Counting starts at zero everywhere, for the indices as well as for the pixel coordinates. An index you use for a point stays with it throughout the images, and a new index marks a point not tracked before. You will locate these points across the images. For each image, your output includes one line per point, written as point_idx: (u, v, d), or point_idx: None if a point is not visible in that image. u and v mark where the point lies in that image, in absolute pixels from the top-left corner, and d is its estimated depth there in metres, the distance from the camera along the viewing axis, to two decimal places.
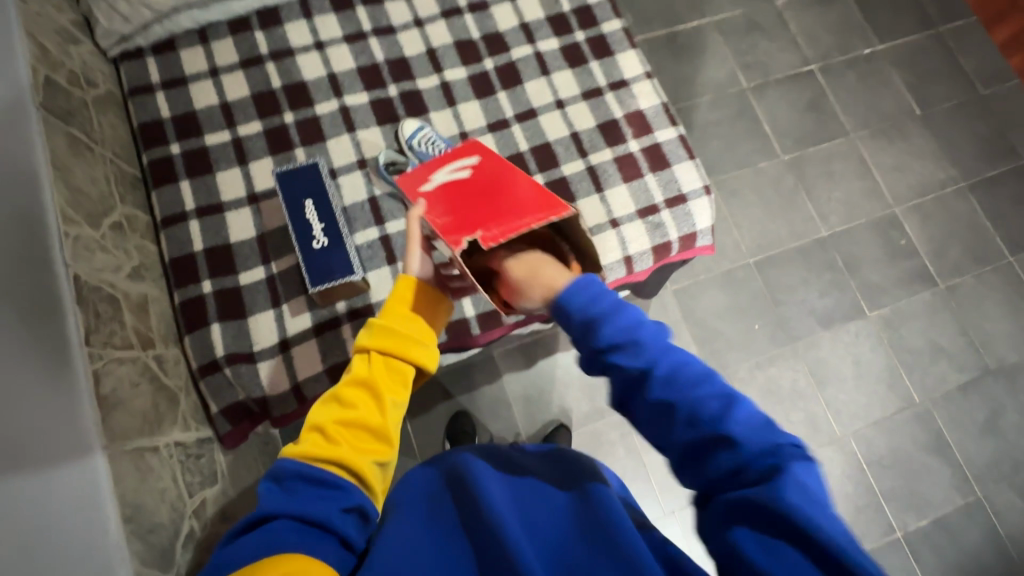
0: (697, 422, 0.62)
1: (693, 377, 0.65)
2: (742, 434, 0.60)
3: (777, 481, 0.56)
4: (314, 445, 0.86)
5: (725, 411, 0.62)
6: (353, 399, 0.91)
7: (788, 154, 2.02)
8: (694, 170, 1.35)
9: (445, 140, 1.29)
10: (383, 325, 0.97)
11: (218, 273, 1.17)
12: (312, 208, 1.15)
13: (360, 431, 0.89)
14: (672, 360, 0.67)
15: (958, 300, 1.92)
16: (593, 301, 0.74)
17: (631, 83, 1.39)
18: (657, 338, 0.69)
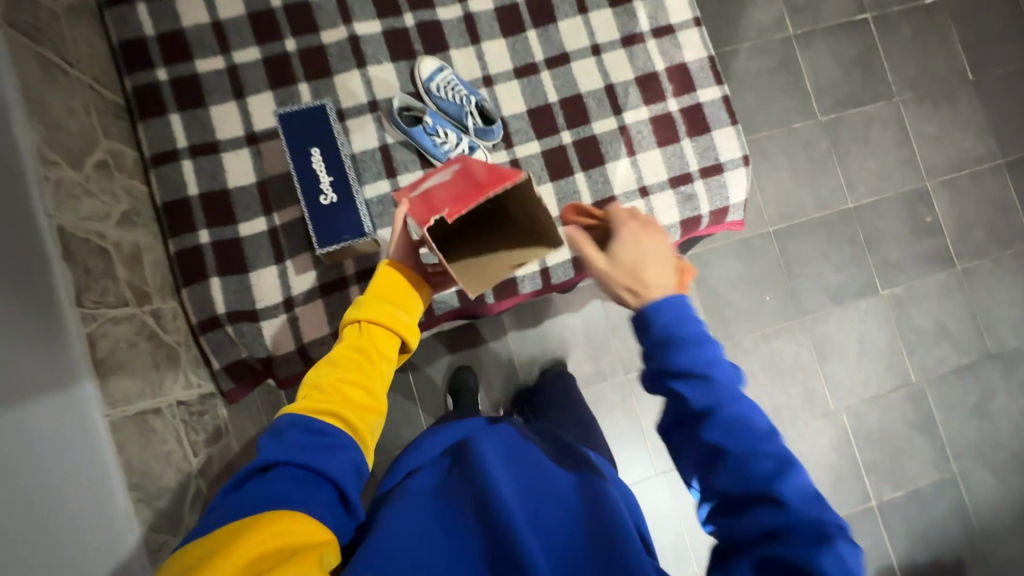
0: (749, 481, 0.64)
1: (756, 435, 0.66)
2: (792, 500, 0.62)
3: (817, 557, 0.58)
4: (313, 401, 0.78)
5: (781, 479, 0.63)
6: (351, 359, 0.83)
7: (825, 116, 1.88)
8: (735, 138, 1.23)
9: (467, 85, 1.15)
10: (373, 296, 0.89)
11: (216, 222, 1.08)
12: (318, 157, 1.04)
13: (358, 391, 0.81)
14: (738, 409, 0.68)
15: (972, 283, 1.89)
16: (682, 325, 0.73)
17: (677, 29, 1.24)
18: (727, 385, 0.70)
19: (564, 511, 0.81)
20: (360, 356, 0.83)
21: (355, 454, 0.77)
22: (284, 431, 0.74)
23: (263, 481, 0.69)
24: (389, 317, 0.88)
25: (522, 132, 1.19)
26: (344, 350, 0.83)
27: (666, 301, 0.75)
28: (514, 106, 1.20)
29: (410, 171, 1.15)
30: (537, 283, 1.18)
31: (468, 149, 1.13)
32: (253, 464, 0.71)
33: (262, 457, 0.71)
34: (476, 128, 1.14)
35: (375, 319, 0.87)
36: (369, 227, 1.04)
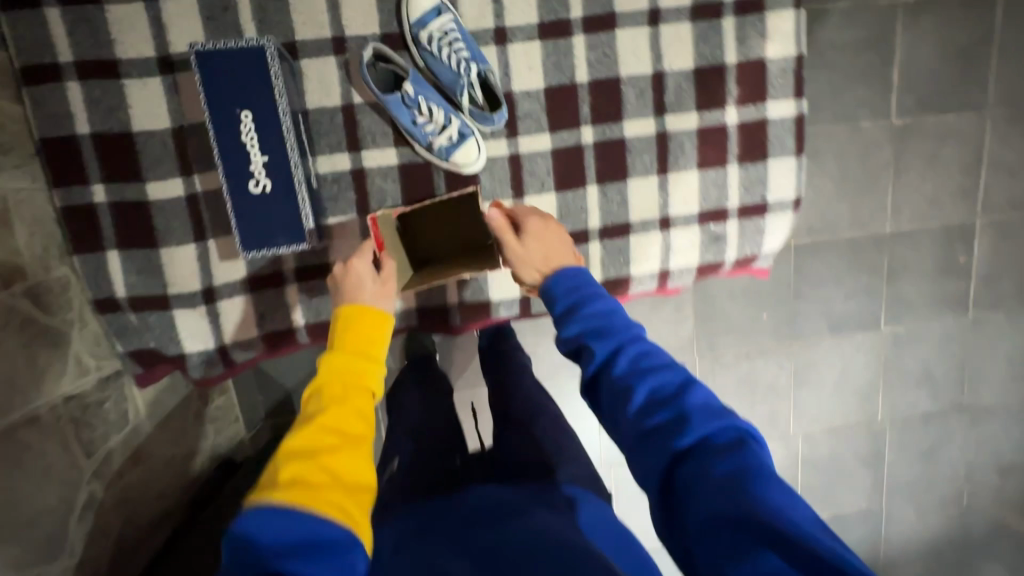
0: (661, 407, 0.61)
1: (658, 364, 0.66)
2: (698, 412, 0.60)
3: (732, 464, 0.55)
4: (295, 485, 0.57)
5: (684, 394, 0.62)
6: (333, 430, 0.64)
7: (900, 119, 1.56)
8: (793, 174, 0.98)
9: (470, 43, 0.84)
10: (349, 353, 0.72)
11: (116, 176, 0.83)
12: (249, 123, 0.78)
13: (350, 467, 0.62)
14: (642, 347, 0.68)
15: (976, 334, 1.77)
16: (579, 290, 0.76)
17: (769, 8, 0.91)
18: (632, 327, 0.71)
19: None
20: (344, 425, 0.65)
21: (364, 553, 0.56)
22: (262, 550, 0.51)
23: None
24: (370, 375, 0.72)
25: (533, 118, 0.91)
26: (325, 418, 0.64)
27: (560, 275, 0.79)
28: (529, 80, 0.90)
29: (379, 148, 0.88)
30: (512, 308, 0.98)
31: (457, 136, 0.86)
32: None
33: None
34: (471, 108, 0.87)
35: (354, 377, 0.70)
36: (311, 231, 0.83)
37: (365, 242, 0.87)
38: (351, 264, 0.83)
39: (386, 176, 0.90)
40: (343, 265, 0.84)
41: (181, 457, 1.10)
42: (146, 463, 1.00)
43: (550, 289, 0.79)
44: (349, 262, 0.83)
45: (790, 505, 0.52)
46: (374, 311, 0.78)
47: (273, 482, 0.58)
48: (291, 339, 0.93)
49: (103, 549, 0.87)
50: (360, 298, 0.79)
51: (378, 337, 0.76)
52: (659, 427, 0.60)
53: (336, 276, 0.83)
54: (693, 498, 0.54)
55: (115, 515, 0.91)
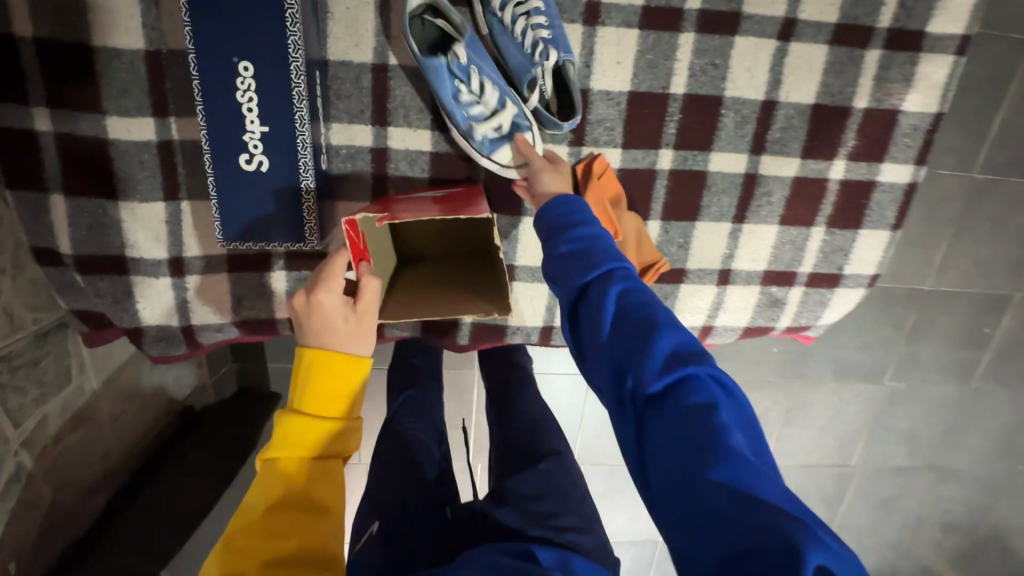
0: (625, 354, 0.47)
1: (633, 298, 0.50)
2: (663, 359, 0.45)
3: (696, 435, 0.40)
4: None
5: (655, 337, 0.46)
6: (293, 516, 0.48)
7: (982, 174, 1.27)
8: (882, 250, 0.83)
9: (554, 21, 0.65)
10: (313, 406, 0.53)
11: (67, 101, 0.64)
12: (250, 79, 0.57)
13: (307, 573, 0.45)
14: (620, 278, 0.52)
15: (972, 405, 1.61)
16: (567, 212, 0.59)
17: (925, 48, 0.73)
18: (616, 254, 0.54)
19: None
20: (305, 507, 0.48)
21: None
22: None
23: None
24: (338, 435, 0.53)
25: (605, 127, 0.73)
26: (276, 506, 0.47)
27: (561, 198, 0.61)
28: (614, 78, 0.71)
29: (411, 128, 0.71)
30: (529, 335, 0.86)
31: (507, 131, 0.67)
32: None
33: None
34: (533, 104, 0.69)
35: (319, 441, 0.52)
36: (313, 231, 0.65)
37: (336, 252, 0.57)
38: (315, 300, 0.56)
39: (413, 164, 0.72)
40: (306, 295, 0.57)
41: (133, 412, 1.00)
42: (89, 424, 0.88)
43: (540, 217, 0.61)
44: (314, 297, 0.55)
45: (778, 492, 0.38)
46: (348, 358, 0.54)
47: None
48: (271, 330, 0.79)
49: (30, 524, 0.77)
50: (335, 343, 0.55)
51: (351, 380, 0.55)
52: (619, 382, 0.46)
53: (295, 309, 0.57)
54: (652, 470, 0.42)
55: (47, 486, 0.80)
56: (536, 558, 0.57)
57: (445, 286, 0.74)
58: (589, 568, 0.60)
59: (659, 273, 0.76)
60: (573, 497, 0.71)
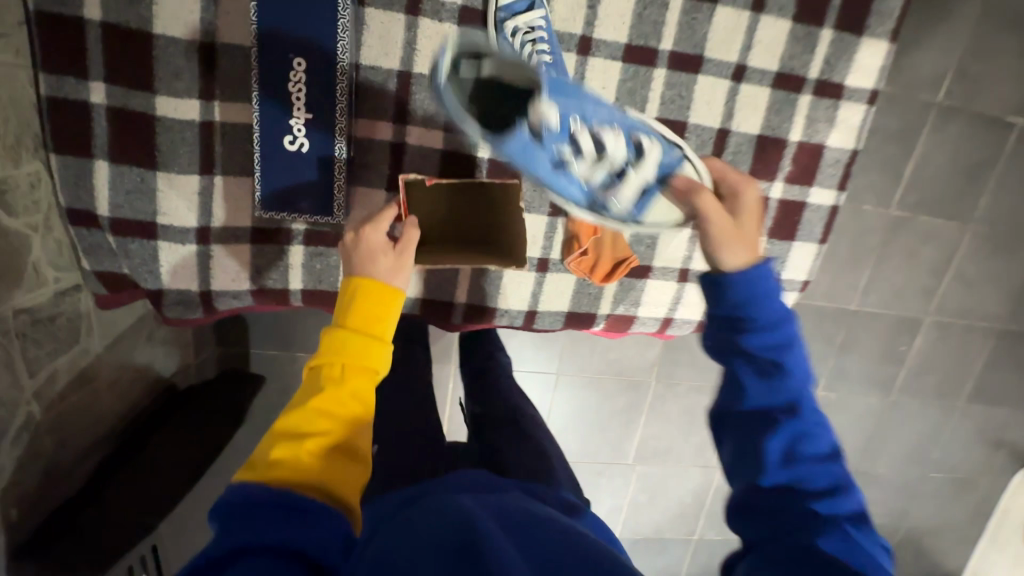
0: (802, 478, 0.56)
1: (817, 436, 0.57)
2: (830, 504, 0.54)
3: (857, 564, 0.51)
4: (278, 475, 0.51)
5: (828, 471, 0.56)
6: (329, 413, 0.55)
7: (896, 211, 1.47)
8: (810, 259, 1.00)
9: (555, 48, 0.79)
10: (355, 328, 0.60)
11: (123, 79, 0.72)
12: (301, 73, 0.72)
13: (340, 463, 0.54)
14: (805, 401, 0.58)
15: (886, 417, 1.74)
16: (764, 301, 0.59)
17: (845, 97, 0.91)
18: (803, 370, 0.60)
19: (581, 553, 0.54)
20: (342, 409, 0.56)
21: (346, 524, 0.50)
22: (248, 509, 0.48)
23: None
24: (375, 354, 0.60)
25: None
26: (317, 404, 0.55)
27: (760, 271, 0.60)
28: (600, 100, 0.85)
29: (427, 127, 0.82)
30: (517, 318, 0.97)
31: (650, 188, 0.72)
32: (212, 552, 0.46)
33: (221, 544, 0.46)
34: (650, 135, 0.74)
35: (357, 356, 0.58)
36: (339, 207, 0.80)
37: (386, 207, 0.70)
38: (361, 232, 0.68)
39: (425, 158, 0.83)
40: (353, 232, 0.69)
41: (127, 381, 1.03)
42: (90, 386, 0.92)
43: (726, 289, 0.60)
44: (360, 231, 0.67)
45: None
46: (386, 288, 0.63)
47: (260, 463, 0.52)
48: (283, 300, 0.87)
49: (31, 473, 0.81)
50: (372, 271, 0.65)
51: (387, 310, 0.63)
52: (793, 498, 0.55)
53: (347, 244, 0.68)
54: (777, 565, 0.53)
55: (48, 441, 0.84)
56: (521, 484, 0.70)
57: (452, 249, 0.84)
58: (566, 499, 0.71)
59: (629, 268, 0.93)
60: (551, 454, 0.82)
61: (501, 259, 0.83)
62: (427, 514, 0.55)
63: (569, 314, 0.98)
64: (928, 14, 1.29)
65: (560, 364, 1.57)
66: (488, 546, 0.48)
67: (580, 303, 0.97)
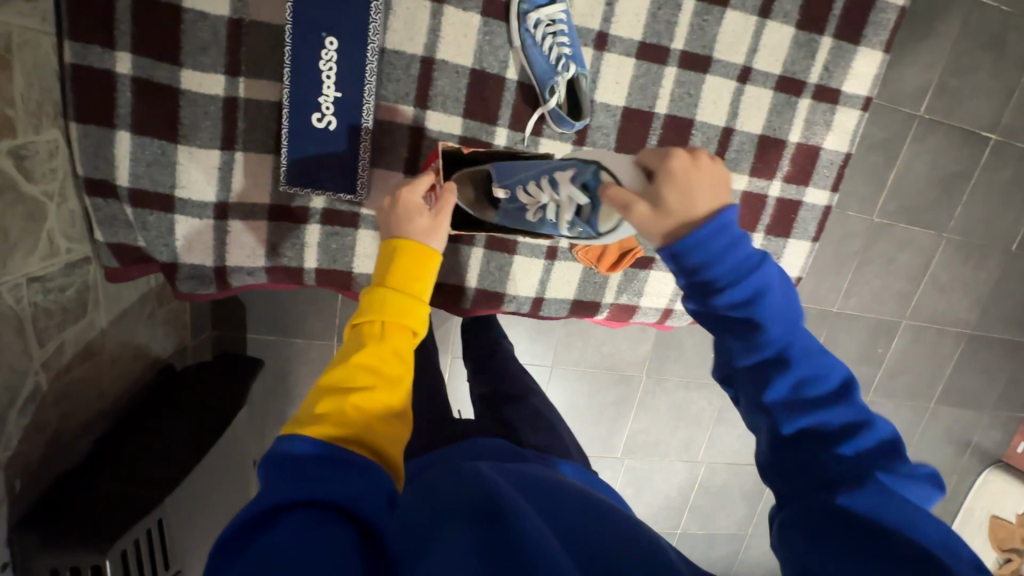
0: (814, 429, 0.51)
1: (823, 380, 0.52)
2: (854, 448, 0.49)
3: (887, 509, 0.46)
4: (324, 430, 0.54)
5: (840, 413, 0.51)
6: (368, 370, 0.58)
7: (879, 217, 1.54)
8: (803, 257, 1.05)
9: (575, 42, 0.82)
10: (396, 288, 0.64)
11: (150, 51, 0.72)
12: (332, 52, 0.74)
13: (382, 420, 0.58)
14: (799, 345, 0.53)
15: None
16: (724, 255, 0.53)
17: (841, 102, 0.96)
18: (788, 312, 0.54)
19: (599, 518, 0.57)
20: (382, 366, 0.59)
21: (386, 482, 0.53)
22: (294, 466, 0.51)
23: (272, 531, 0.46)
24: (414, 314, 0.63)
25: (603, 132, 0.90)
26: (360, 363, 0.58)
27: (714, 222, 0.53)
28: (614, 94, 0.89)
29: (448, 111, 0.84)
30: (524, 305, 0.99)
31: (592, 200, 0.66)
32: (258, 504, 0.48)
33: (267, 497, 0.49)
34: (572, 163, 0.70)
35: (397, 315, 0.62)
36: (362, 186, 0.83)
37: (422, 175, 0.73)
38: (399, 196, 0.71)
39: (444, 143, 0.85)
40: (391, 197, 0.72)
41: (127, 358, 1.02)
42: (94, 360, 0.91)
43: (679, 255, 0.54)
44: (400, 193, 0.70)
45: (945, 540, 0.45)
46: (425, 251, 0.67)
47: (305, 420, 0.55)
48: (297, 278, 0.88)
49: (36, 444, 0.80)
50: (413, 231, 0.68)
51: (424, 273, 0.66)
52: (810, 449, 0.50)
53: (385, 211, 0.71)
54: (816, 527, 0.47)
55: (53, 413, 0.83)
56: (534, 457, 0.73)
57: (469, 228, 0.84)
58: (576, 471, 0.75)
59: (633, 259, 0.95)
60: (558, 434, 0.85)
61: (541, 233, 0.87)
62: (451, 476, 0.58)
63: (574, 302, 1.01)
64: (913, 31, 1.36)
65: (555, 359, 1.60)
66: (510, 510, 0.51)
67: (585, 292, 1.00)
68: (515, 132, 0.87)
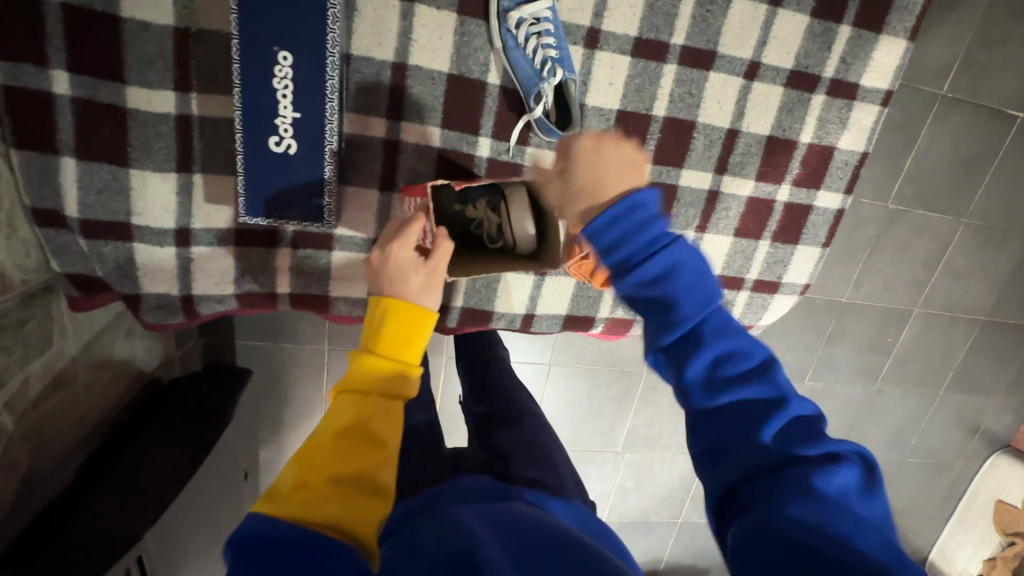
0: (744, 419, 0.49)
1: (742, 358, 0.51)
2: (770, 425, 0.48)
3: (796, 493, 0.44)
4: (300, 509, 0.50)
5: (767, 403, 0.49)
6: (353, 443, 0.55)
7: (895, 204, 1.43)
8: (813, 263, 0.97)
9: (562, 42, 0.74)
10: (383, 352, 0.61)
11: (89, 68, 0.65)
12: (287, 68, 0.66)
13: (366, 498, 0.52)
14: (715, 321, 0.53)
15: (874, 404, 1.71)
16: (629, 235, 0.52)
17: (859, 97, 0.87)
18: (695, 286, 0.53)
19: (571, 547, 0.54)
20: (369, 436, 0.56)
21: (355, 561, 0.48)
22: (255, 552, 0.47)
23: None
24: (402, 379, 0.60)
25: None
26: (344, 432, 0.55)
27: (620, 204, 0.53)
28: (606, 97, 0.81)
29: (423, 123, 0.77)
30: (513, 321, 0.94)
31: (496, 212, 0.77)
32: None
33: None
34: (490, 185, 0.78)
35: (383, 384, 0.59)
36: (331, 213, 0.76)
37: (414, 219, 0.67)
38: (389, 250, 0.65)
39: (422, 158, 0.78)
40: (380, 249, 0.66)
41: (106, 380, 0.99)
42: (67, 389, 0.88)
43: (588, 237, 0.55)
44: (388, 248, 0.65)
45: (859, 523, 0.43)
46: (421, 310, 0.63)
47: (278, 495, 0.52)
48: (270, 304, 0.82)
49: (10, 483, 0.77)
50: (403, 292, 0.63)
51: (417, 336, 0.63)
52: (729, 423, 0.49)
53: (372, 263, 0.66)
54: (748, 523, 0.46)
55: (24, 449, 0.80)
56: (527, 496, 0.69)
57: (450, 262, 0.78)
58: (566, 509, 0.71)
59: None
60: (551, 459, 0.80)
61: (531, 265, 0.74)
62: (436, 543, 0.53)
63: (567, 317, 0.95)
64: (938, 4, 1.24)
65: (552, 357, 1.55)
66: None
67: (578, 306, 0.95)
68: (499, 141, 0.80)
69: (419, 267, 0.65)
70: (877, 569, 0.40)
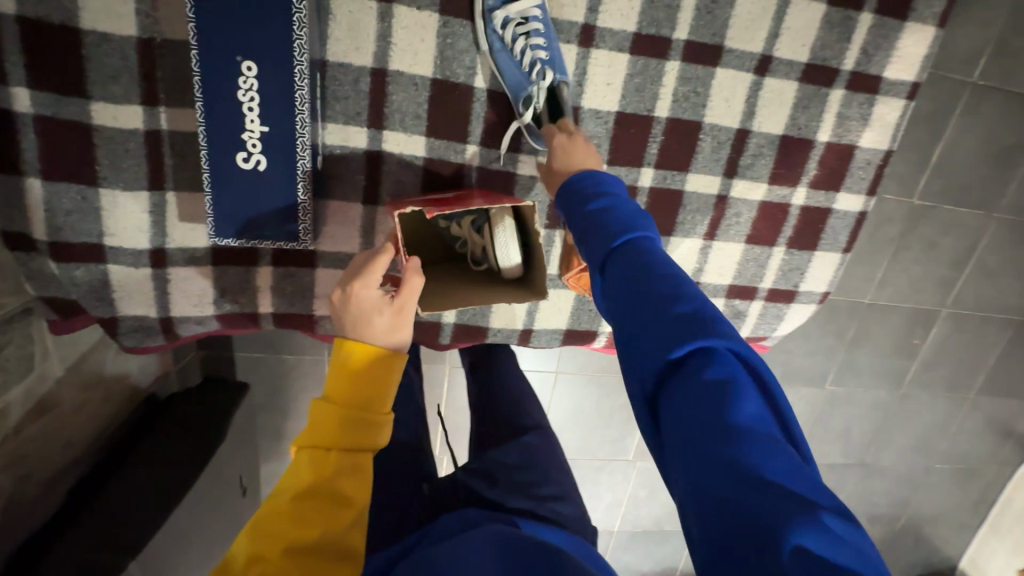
0: (652, 323, 0.41)
1: (655, 264, 0.45)
2: (678, 325, 0.40)
3: (703, 405, 0.37)
4: None
5: (680, 306, 0.41)
6: (314, 509, 0.53)
7: (921, 200, 1.34)
8: (833, 269, 0.90)
9: (552, 44, 0.69)
10: (345, 403, 0.58)
11: (50, 84, 0.62)
12: (252, 79, 0.62)
13: (332, 565, 0.53)
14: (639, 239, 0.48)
15: (900, 411, 1.62)
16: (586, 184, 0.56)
17: (882, 90, 0.80)
18: (623, 218, 0.51)
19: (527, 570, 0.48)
20: (332, 499, 0.54)
21: None
22: None
23: None
24: (368, 430, 0.58)
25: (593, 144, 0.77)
26: (303, 497, 0.53)
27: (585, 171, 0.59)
28: (603, 98, 0.75)
29: (406, 132, 0.72)
30: (510, 337, 0.89)
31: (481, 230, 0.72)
32: None
33: None
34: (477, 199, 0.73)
35: (345, 439, 0.57)
36: (308, 231, 0.71)
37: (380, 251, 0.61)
38: (351, 290, 0.60)
39: (405, 169, 0.74)
40: (342, 288, 0.61)
41: (96, 401, 0.97)
42: (52, 412, 0.85)
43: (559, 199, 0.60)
44: (349, 288, 0.60)
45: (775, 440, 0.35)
46: (386, 355, 0.60)
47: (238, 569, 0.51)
48: (252, 323, 0.79)
49: None
50: (368, 335, 0.60)
51: (382, 381, 0.60)
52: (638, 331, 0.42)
53: (335, 302, 0.61)
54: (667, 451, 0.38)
55: (5, 477, 0.78)
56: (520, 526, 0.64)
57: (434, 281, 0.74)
58: (564, 537, 0.65)
59: None
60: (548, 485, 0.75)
61: (516, 290, 0.69)
62: None
63: (567, 331, 0.90)
64: None
65: (559, 364, 1.50)
66: None
67: (579, 320, 0.89)
68: (488, 150, 0.75)
69: (385, 306, 0.60)
70: (789, 495, 0.32)
